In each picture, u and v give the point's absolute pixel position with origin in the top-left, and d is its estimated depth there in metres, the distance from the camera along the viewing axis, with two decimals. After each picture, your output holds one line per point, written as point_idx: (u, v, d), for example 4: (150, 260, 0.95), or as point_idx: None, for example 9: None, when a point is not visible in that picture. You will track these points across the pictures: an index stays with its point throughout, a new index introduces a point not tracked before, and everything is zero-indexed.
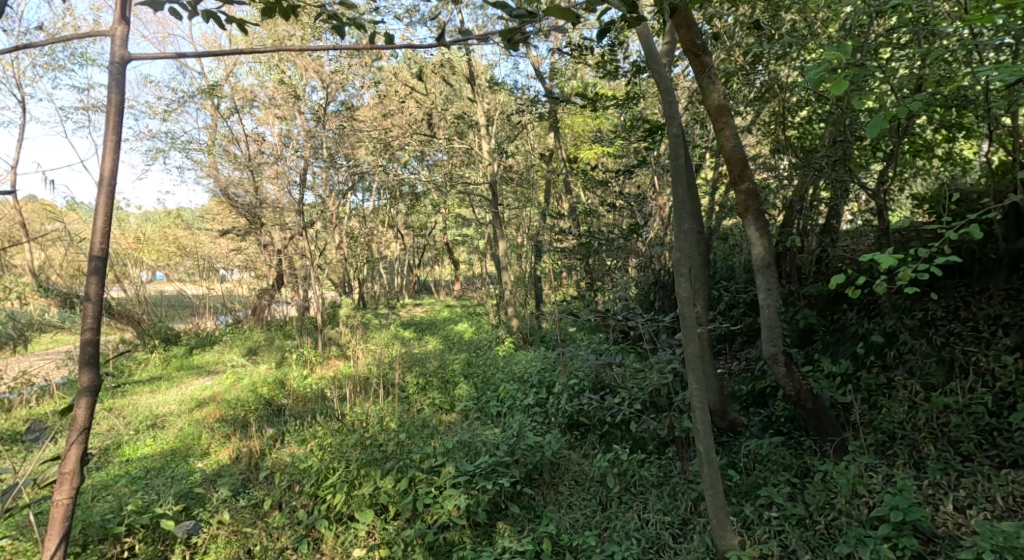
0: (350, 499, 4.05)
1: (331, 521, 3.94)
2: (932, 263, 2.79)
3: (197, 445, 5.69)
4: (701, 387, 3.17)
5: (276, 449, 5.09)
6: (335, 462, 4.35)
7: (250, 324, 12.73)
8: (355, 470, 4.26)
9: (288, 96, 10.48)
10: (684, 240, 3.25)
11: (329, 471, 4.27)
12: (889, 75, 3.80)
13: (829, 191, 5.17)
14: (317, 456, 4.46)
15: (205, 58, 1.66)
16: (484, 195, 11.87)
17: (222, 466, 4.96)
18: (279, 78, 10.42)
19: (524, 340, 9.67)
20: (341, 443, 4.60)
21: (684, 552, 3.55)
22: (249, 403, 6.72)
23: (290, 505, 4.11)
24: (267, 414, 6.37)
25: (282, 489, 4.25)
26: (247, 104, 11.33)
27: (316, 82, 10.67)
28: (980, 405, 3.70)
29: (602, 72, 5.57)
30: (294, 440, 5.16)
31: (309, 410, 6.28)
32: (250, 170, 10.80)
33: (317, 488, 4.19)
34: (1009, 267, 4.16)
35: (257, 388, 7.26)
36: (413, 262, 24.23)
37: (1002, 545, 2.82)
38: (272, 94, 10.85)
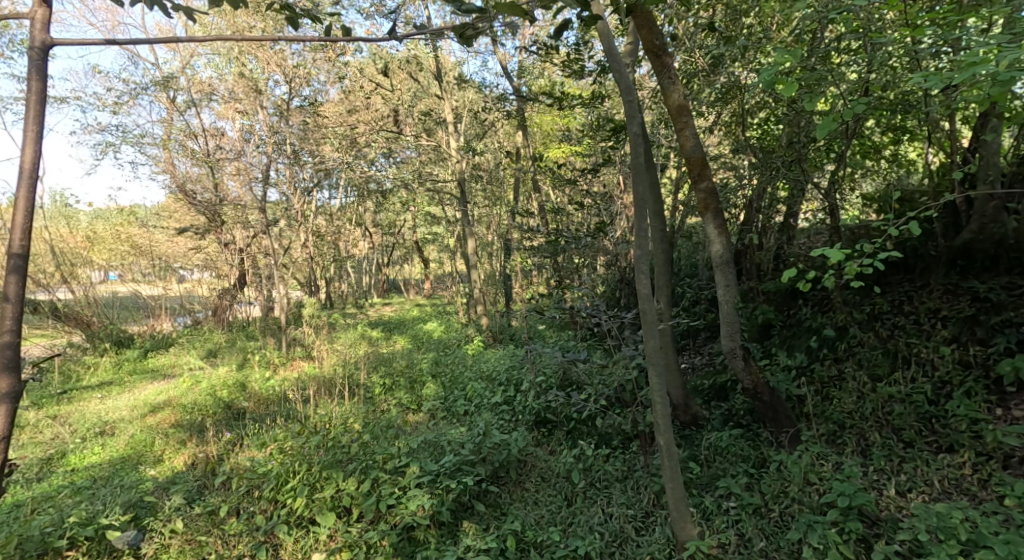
0: (311, 502, 3.99)
1: (291, 526, 3.87)
2: (877, 259, 2.90)
3: (150, 452, 5.51)
4: (661, 382, 3.24)
5: (235, 453, 4.96)
6: (296, 464, 4.26)
7: (209, 325, 12.34)
8: (318, 472, 4.18)
9: (248, 90, 10.20)
10: (644, 237, 3.30)
11: (289, 474, 4.18)
12: (838, 78, 3.93)
13: (786, 190, 5.34)
14: (278, 460, 4.36)
15: (144, 43, 1.58)
16: (453, 194, 11.78)
17: (177, 473, 4.80)
18: (238, 72, 10.07)
19: (493, 338, 9.68)
20: (303, 445, 4.52)
21: (645, 544, 3.61)
22: (206, 407, 6.53)
23: (248, 511, 4.00)
24: (226, 417, 6.20)
25: (240, 495, 4.10)
26: (205, 97, 11.02)
27: (280, 77, 10.11)
28: (920, 394, 3.86)
29: (568, 72, 5.58)
30: (254, 444, 5.04)
31: (270, 413, 6.14)
32: (209, 166, 10.57)
33: (277, 492, 4.09)
34: (947, 263, 4.35)
35: (215, 391, 7.05)
36: (381, 261, 23.87)
37: (936, 526, 2.95)
38: (232, 87, 10.44)
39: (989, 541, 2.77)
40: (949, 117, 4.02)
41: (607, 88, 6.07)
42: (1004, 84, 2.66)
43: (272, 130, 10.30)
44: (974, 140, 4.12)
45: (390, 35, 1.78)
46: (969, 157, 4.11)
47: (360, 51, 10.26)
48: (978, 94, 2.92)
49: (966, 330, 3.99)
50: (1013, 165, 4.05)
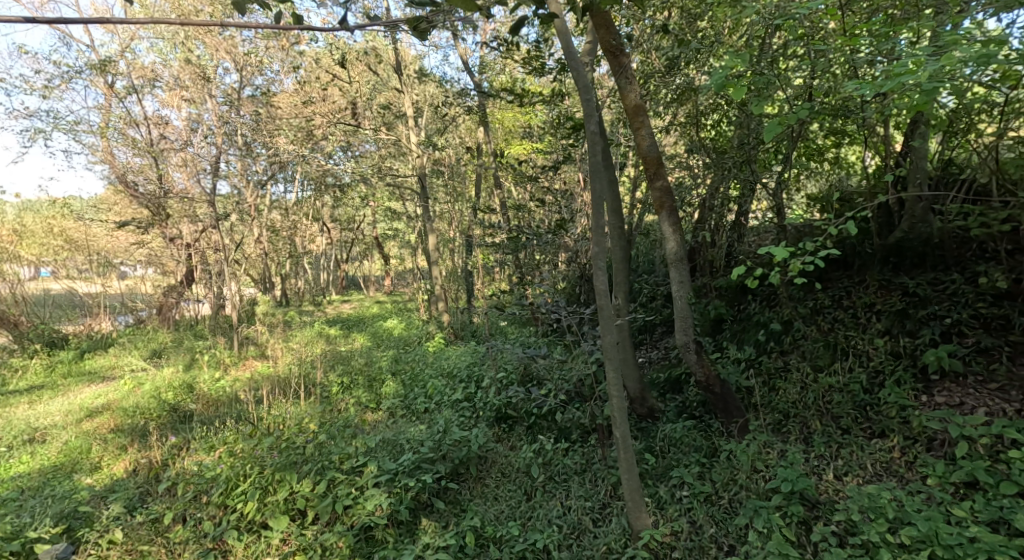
0: (263, 506, 3.91)
1: (242, 531, 3.79)
2: (817, 256, 3.17)
3: (86, 459, 5.26)
4: (617, 376, 3.33)
5: (181, 457, 4.80)
6: (247, 467, 4.16)
7: (154, 325, 11.85)
8: (270, 474, 4.08)
9: (196, 77, 9.86)
10: (601, 232, 3.37)
11: (240, 478, 4.09)
12: (784, 83, 4.10)
13: (737, 189, 5.53)
14: (227, 463, 4.25)
15: (76, 23, 1.54)
16: (414, 189, 11.64)
17: (116, 480, 4.61)
18: (185, 58, 9.70)
19: (454, 336, 9.63)
20: (254, 447, 4.41)
21: (602, 534, 3.69)
22: (149, 410, 6.27)
23: (195, 518, 3.89)
24: (171, 421, 5.96)
25: (187, 501, 3.99)
26: (148, 83, 10.30)
27: (229, 64, 9.87)
28: (856, 383, 4.07)
29: (528, 69, 5.59)
30: (202, 447, 4.88)
31: (220, 415, 5.96)
32: (152, 156, 10.13)
33: (226, 497, 3.99)
34: (881, 260, 4.61)
35: (160, 394, 6.77)
36: (339, 257, 23.34)
37: (867, 506, 3.15)
38: (178, 74, 10.15)
39: (913, 518, 2.98)
40: (882, 123, 4.25)
41: (567, 85, 6.12)
42: (926, 94, 2.84)
43: (223, 120, 10.16)
44: (905, 145, 4.36)
45: (344, 26, 1.79)
46: (900, 161, 4.35)
47: (315, 41, 10.01)
48: (906, 102, 3.11)
49: (897, 323, 4.22)
50: (940, 168, 4.30)
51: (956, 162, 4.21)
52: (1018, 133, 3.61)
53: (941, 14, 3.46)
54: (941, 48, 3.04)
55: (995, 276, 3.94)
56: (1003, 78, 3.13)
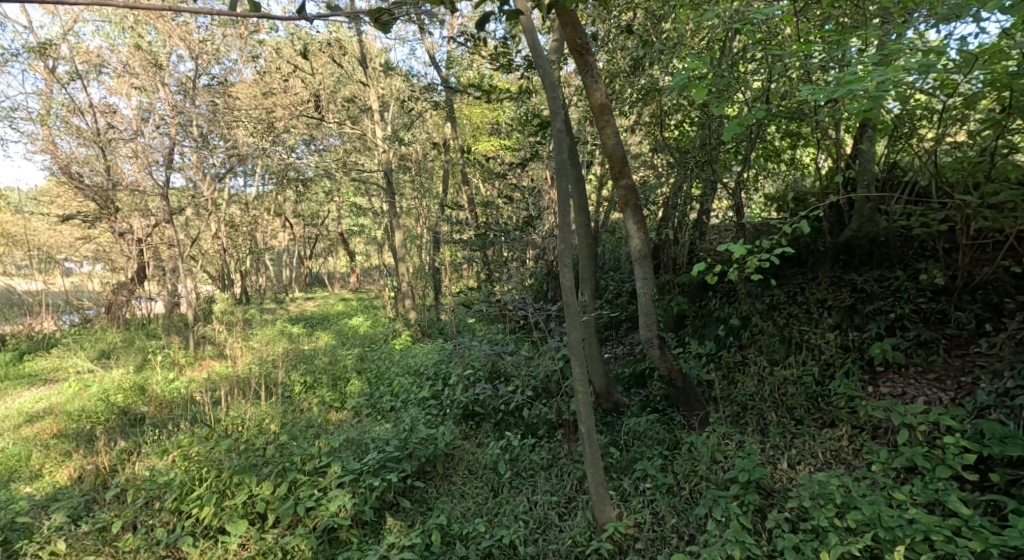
0: (221, 511, 3.83)
1: (197, 537, 3.70)
2: (772, 254, 3.33)
3: (26, 467, 5.02)
4: (583, 372, 3.39)
5: (131, 463, 4.64)
6: (204, 471, 4.06)
7: (102, 324, 10.95)
8: (228, 477, 3.99)
9: (147, 64, 9.32)
10: (567, 229, 3.41)
11: (195, 483, 3.99)
12: (743, 85, 4.22)
13: (700, 188, 5.66)
14: (181, 467, 4.14)
15: None
16: (380, 184, 11.49)
17: (59, 489, 4.43)
18: (135, 44, 9.28)
19: (421, 333, 9.56)
20: (211, 450, 4.29)
21: (568, 528, 3.75)
22: (96, 413, 6.03)
23: (146, 525, 3.78)
24: (120, 425, 5.74)
25: (137, 508, 3.88)
26: (92, 69, 9.47)
27: (183, 52, 9.74)
28: (809, 375, 4.25)
29: (496, 65, 5.53)
30: (154, 451, 4.72)
31: (174, 418, 5.78)
32: (99, 146, 9.67)
33: (180, 503, 3.89)
34: (833, 258, 4.82)
35: (108, 396, 6.50)
36: (303, 253, 22.84)
37: (817, 493, 3.29)
38: (128, 60, 9.38)
39: (859, 503, 3.14)
40: (834, 127, 4.43)
41: (534, 82, 6.14)
42: (872, 101, 2.99)
43: (177, 110, 9.73)
44: (855, 148, 4.55)
45: (297, 15, 1.78)
46: (850, 163, 4.55)
47: (276, 30, 9.78)
48: (853, 107, 3.27)
49: (847, 318, 4.42)
50: (886, 170, 4.52)
51: (900, 165, 4.43)
52: (955, 138, 3.80)
53: (887, 23, 3.64)
54: (886, 56, 3.19)
55: (935, 273, 4.15)
56: (942, 87, 3.32)
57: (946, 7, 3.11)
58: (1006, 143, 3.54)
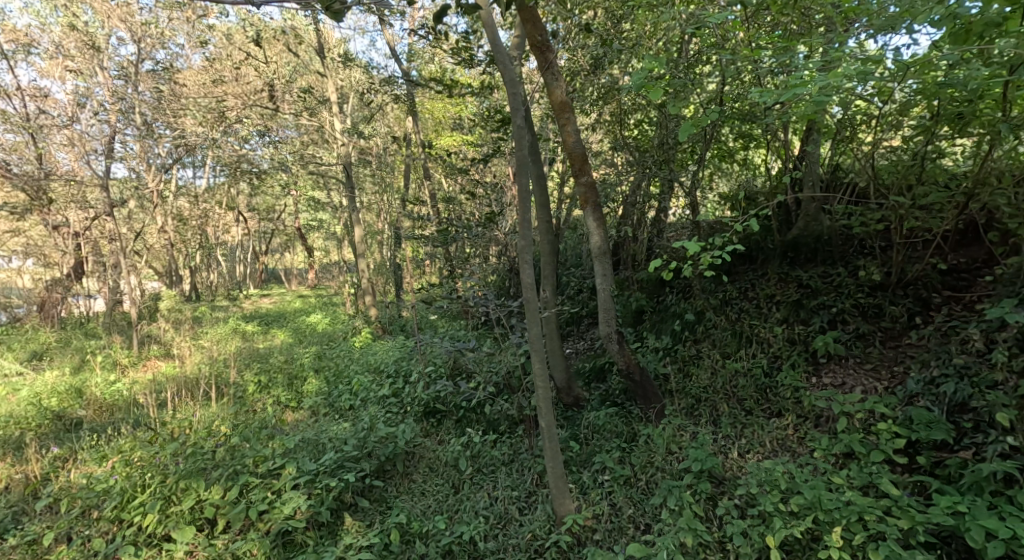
0: (166, 518, 3.69)
1: (140, 546, 3.56)
2: (725, 250, 3.51)
3: None
4: (543, 367, 3.43)
5: (65, 471, 4.42)
6: (148, 477, 3.91)
7: (33, 323, 10.41)
8: (174, 483, 3.85)
9: (84, 46, 8.74)
10: (527, 225, 3.44)
11: (138, 489, 3.84)
12: (698, 86, 4.34)
13: (658, 186, 5.77)
14: (122, 474, 3.96)
15: None
16: (339, 178, 11.26)
17: None
18: (69, 23, 8.59)
19: (382, 330, 9.45)
20: (155, 455, 4.13)
21: (528, 522, 3.79)
22: (27, 418, 5.69)
23: (82, 536, 3.62)
24: (54, 430, 5.44)
25: (72, 519, 3.71)
26: (21, 49, 8.80)
27: (123, 34, 9.35)
28: (758, 367, 4.42)
29: (458, 60, 5.48)
30: (92, 458, 4.50)
31: (114, 421, 5.52)
32: (28, 132, 8.94)
33: (120, 511, 3.73)
34: (781, 255, 5.01)
35: (41, 400, 6.16)
36: (258, 248, 22.16)
37: (764, 480, 3.43)
38: (61, 41, 8.84)
39: (801, 488, 3.29)
40: (783, 129, 4.60)
41: (496, 78, 6.12)
42: (815, 104, 3.14)
43: (116, 96, 9.44)
44: (802, 150, 4.74)
45: (217, 2, 1.72)
46: (797, 164, 4.75)
47: (226, 15, 9.44)
48: (799, 111, 3.41)
49: (794, 312, 4.61)
50: (830, 171, 4.73)
51: (843, 167, 4.64)
52: (891, 143, 4.03)
53: (830, 32, 3.82)
54: (827, 63, 3.34)
55: (873, 269, 4.38)
56: (879, 93, 3.50)
57: (882, 18, 3.27)
58: (934, 148, 3.81)
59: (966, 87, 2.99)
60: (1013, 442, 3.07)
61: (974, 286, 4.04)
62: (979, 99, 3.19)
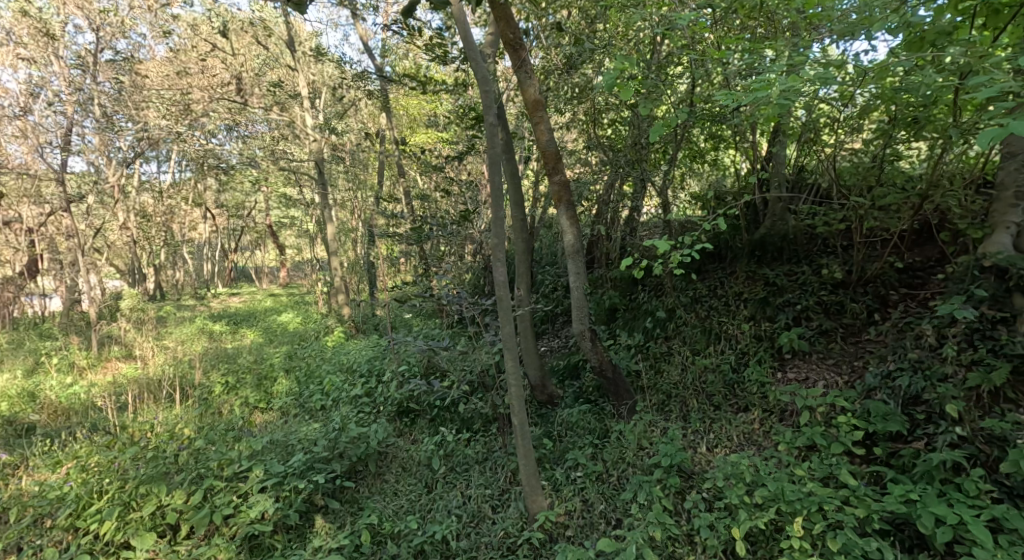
0: (124, 525, 3.58)
1: (97, 555, 3.46)
2: (694, 249, 3.56)
3: None
4: (516, 365, 3.44)
5: (17, 478, 4.25)
6: (106, 483, 3.79)
7: None
8: (133, 488, 3.74)
9: (36, 32, 8.33)
10: (499, 223, 3.44)
11: (94, 496, 3.72)
12: (669, 87, 4.40)
13: (631, 186, 5.83)
14: (78, 480, 3.83)
15: None
16: (311, 175, 11.06)
17: None
18: (21, 9, 8.21)
19: (355, 329, 9.33)
20: (114, 460, 4.01)
21: (500, 520, 3.79)
22: None
23: (34, 545, 3.49)
24: (4, 436, 5.23)
25: (24, 528, 3.57)
26: None
27: (80, 20, 8.80)
28: (726, 363, 4.51)
29: (432, 57, 5.42)
30: (46, 464, 4.34)
31: (69, 426, 5.33)
32: None
33: (75, 518, 3.61)
34: (749, 253, 5.12)
35: None
36: (227, 245, 21.66)
37: (730, 473, 3.50)
38: (13, 27, 8.47)
39: (765, 480, 3.37)
40: (751, 130, 4.70)
41: (470, 76, 6.08)
42: (779, 107, 3.22)
43: (74, 86, 8.86)
44: (769, 150, 4.85)
45: None
46: (764, 164, 4.84)
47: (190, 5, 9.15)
48: (764, 113, 3.49)
49: (760, 309, 4.71)
50: (795, 173, 4.85)
51: (808, 168, 4.77)
52: (852, 146, 4.17)
53: (796, 36, 3.92)
54: (792, 67, 3.43)
55: (835, 267, 4.51)
56: (842, 98, 3.60)
57: (842, 24, 3.38)
58: (892, 151, 3.95)
59: (921, 94, 3.12)
60: (962, 432, 3.20)
61: (928, 284, 4.17)
62: (933, 105, 3.33)
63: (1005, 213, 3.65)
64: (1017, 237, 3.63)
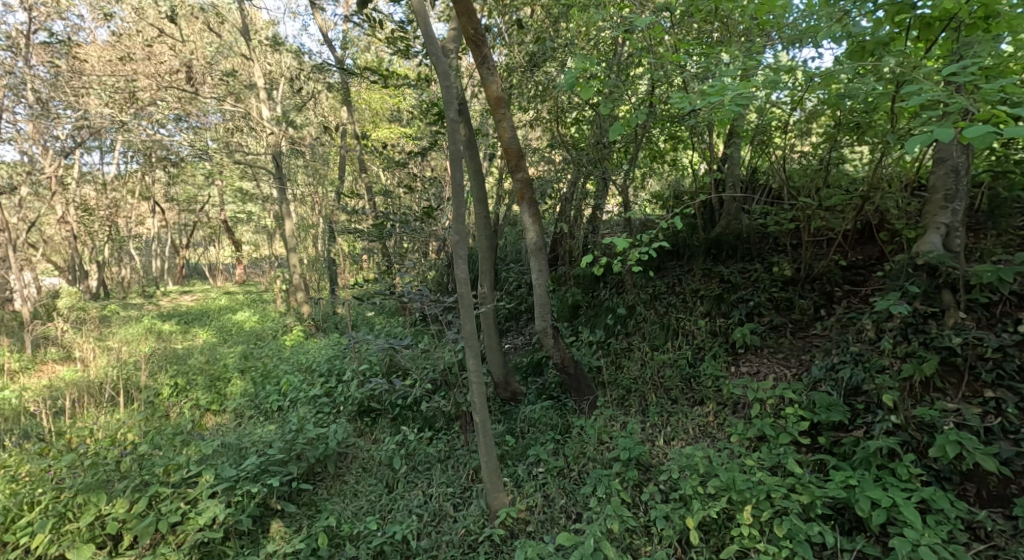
0: (60, 537, 3.41)
1: None
2: (653, 246, 3.62)
3: None
4: (477, 362, 3.43)
5: None
6: (39, 493, 3.59)
7: None
8: (70, 498, 3.56)
9: None
10: (460, 219, 3.41)
11: (26, 507, 3.52)
12: (631, 88, 4.45)
13: (593, 184, 5.89)
14: (7, 491, 3.62)
15: None
16: (267, 168, 10.73)
17: None
18: None
19: (315, 328, 9.13)
20: (48, 468, 3.80)
21: (462, 518, 3.78)
22: None
23: None
24: None
25: None
26: None
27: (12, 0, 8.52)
28: (683, 358, 4.61)
29: (394, 51, 5.32)
30: None
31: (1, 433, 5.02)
32: None
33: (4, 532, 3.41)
34: (706, 251, 5.26)
35: None
36: (178, 241, 20.83)
37: (685, 465, 3.58)
38: None
39: (718, 470, 3.46)
40: (708, 132, 4.81)
41: (433, 71, 6.01)
42: (733, 110, 3.30)
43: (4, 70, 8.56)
44: (724, 152, 4.97)
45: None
46: (720, 165, 4.97)
47: None
48: (718, 115, 3.57)
49: (715, 305, 4.83)
50: (749, 173, 5.00)
51: (761, 170, 4.91)
52: (802, 149, 4.32)
53: (751, 41, 4.04)
54: (745, 71, 3.52)
55: (785, 265, 4.67)
56: (792, 103, 3.73)
57: (791, 32, 3.55)
58: (838, 155, 4.12)
59: (861, 100, 3.27)
60: (896, 420, 3.36)
61: (869, 281, 4.36)
62: (873, 111, 3.49)
63: (937, 213, 3.82)
64: (947, 237, 3.80)
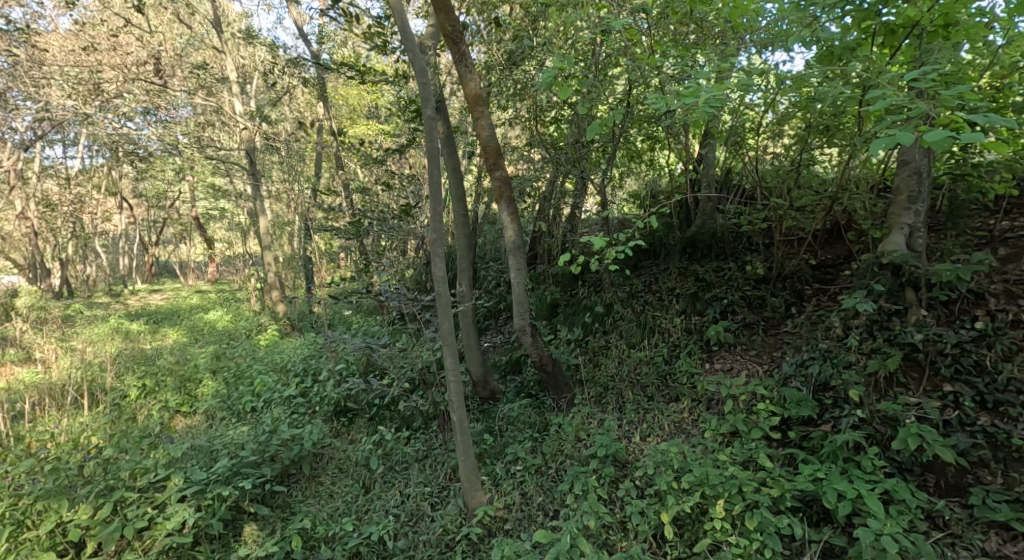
0: (19, 546, 3.29)
1: None
2: (629, 246, 3.64)
3: None
4: (454, 361, 3.40)
5: None
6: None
7: None
8: (30, 505, 3.44)
9: None
10: (437, 217, 3.37)
11: None
12: (609, 87, 4.46)
13: (571, 183, 5.90)
14: None
15: None
16: (240, 164, 10.51)
17: None
18: None
19: (290, 327, 8.98)
20: (7, 474, 3.66)
21: (439, 517, 3.75)
22: None
23: None
24: None
25: None
26: None
27: None
28: (659, 356, 4.65)
29: (371, 47, 5.25)
30: None
31: None
32: None
33: None
34: (682, 250, 5.32)
35: None
36: (147, 238, 20.27)
37: (660, 461, 3.62)
38: None
39: (692, 465, 3.50)
40: (684, 132, 4.87)
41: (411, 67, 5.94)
42: (709, 111, 3.34)
43: None
44: (700, 152, 5.04)
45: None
46: (696, 165, 5.03)
47: None
48: (694, 116, 3.60)
49: (691, 303, 4.89)
50: (724, 173, 5.07)
51: (735, 170, 4.99)
52: (775, 150, 4.40)
53: (727, 43, 4.08)
54: (720, 72, 3.56)
55: (757, 264, 4.75)
56: (766, 104, 3.78)
57: (765, 35, 3.59)
58: (809, 157, 4.20)
59: (831, 103, 3.34)
60: (862, 414, 3.45)
61: (838, 279, 4.47)
62: (843, 114, 3.56)
63: (901, 214, 3.91)
64: (910, 237, 3.89)
